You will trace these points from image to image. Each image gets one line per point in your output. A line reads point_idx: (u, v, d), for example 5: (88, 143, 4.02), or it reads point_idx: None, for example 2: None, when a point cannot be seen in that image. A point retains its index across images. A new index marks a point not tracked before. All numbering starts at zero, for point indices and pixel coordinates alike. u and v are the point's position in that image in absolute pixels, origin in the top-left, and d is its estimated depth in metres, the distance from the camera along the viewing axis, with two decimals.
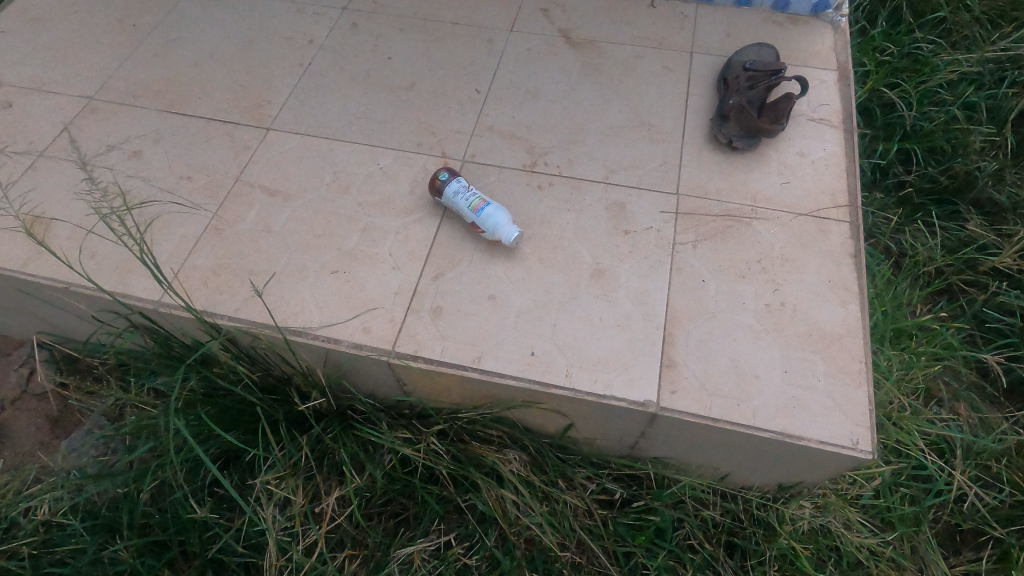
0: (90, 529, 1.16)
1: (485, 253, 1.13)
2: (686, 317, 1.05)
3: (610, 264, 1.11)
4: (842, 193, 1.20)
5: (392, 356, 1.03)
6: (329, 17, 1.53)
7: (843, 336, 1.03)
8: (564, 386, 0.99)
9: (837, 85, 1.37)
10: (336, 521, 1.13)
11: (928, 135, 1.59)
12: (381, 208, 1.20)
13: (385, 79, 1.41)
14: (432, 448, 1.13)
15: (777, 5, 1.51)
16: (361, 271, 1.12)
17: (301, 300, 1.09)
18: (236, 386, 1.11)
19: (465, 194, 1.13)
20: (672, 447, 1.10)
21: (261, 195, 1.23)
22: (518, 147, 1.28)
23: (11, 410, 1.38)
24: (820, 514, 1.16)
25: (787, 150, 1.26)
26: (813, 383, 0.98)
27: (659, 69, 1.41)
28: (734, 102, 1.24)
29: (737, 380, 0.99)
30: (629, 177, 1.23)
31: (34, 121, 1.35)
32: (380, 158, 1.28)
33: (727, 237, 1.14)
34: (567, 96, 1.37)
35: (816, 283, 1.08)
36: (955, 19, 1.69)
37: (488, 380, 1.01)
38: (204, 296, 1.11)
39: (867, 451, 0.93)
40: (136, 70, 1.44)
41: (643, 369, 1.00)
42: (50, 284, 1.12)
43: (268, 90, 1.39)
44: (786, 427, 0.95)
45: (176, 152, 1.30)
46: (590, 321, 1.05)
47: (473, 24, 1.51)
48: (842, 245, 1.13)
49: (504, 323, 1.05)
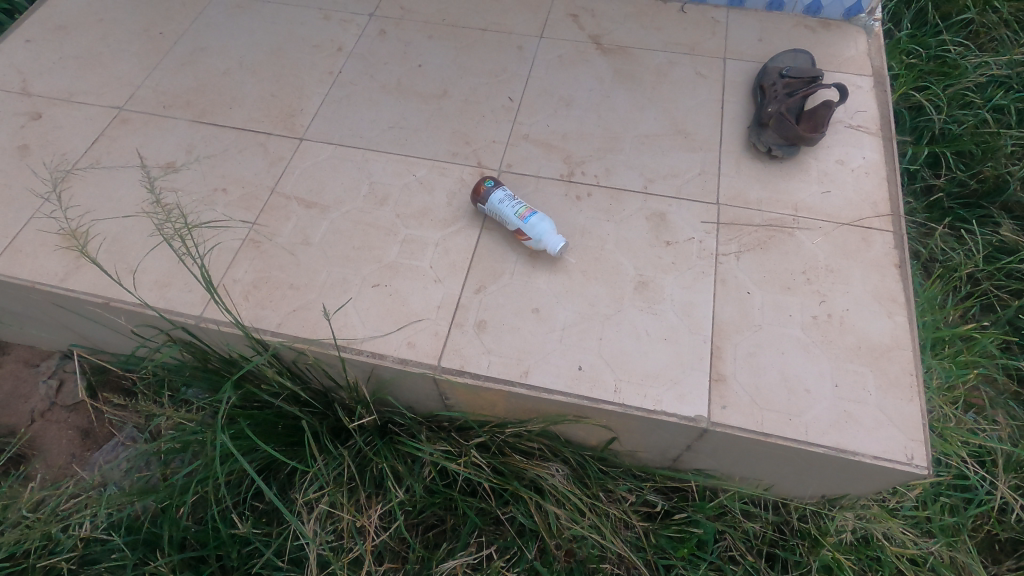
0: (130, 545, 1.16)
1: (527, 264, 1.12)
2: (733, 329, 1.04)
3: (654, 276, 1.11)
4: (884, 202, 1.19)
5: (438, 371, 1.02)
6: (356, 24, 1.52)
7: (893, 348, 1.02)
8: (613, 402, 0.98)
9: (873, 91, 1.36)
10: (378, 535, 1.12)
11: (957, 139, 1.59)
12: (420, 219, 1.19)
13: (416, 87, 1.40)
14: (473, 461, 1.12)
15: (809, 9, 1.50)
16: (402, 284, 1.11)
17: (344, 315, 1.08)
18: (279, 401, 1.09)
19: (510, 203, 1.12)
20: (717, 459, 1.09)
21: (297, 207, 1.22)
22: (554, 157, 1.27)
23: (42, 423, 1.39)
24: (863, 525, 1.15)
25: (826, 158, 1.25)
26: (864, 396, 0.98)
27: (692, 75, 1.40)
28: (773, 109, 1.23)
29: (788, 395, 0.98)
30: (668, 186, 1.22)
31: (65, 132, 1.34)
32: (416, 168, 1.27)
33: (770, 247, 1.13)
34: (602, 104, 1.36)
35: (862, 294, 1.08)
36: (982, 20, 1.70)
37: (536, 395, 1.00)
38: (247, 310, 1.10)
39: (922, 467, 0.91)
40: (164, 80, 1.43)
41: (692, 384, 0.99)
42: (90, 299, 1.11)
43: (299, 99, 1.38)
44: (839, 442, 0.94)
45: (210, 163, 1.29)
46: (635, 334, 1.05)
47: (502, 30, 1.50)
48: (886, 254, 1.12)
49: (550, 337, 1.04)
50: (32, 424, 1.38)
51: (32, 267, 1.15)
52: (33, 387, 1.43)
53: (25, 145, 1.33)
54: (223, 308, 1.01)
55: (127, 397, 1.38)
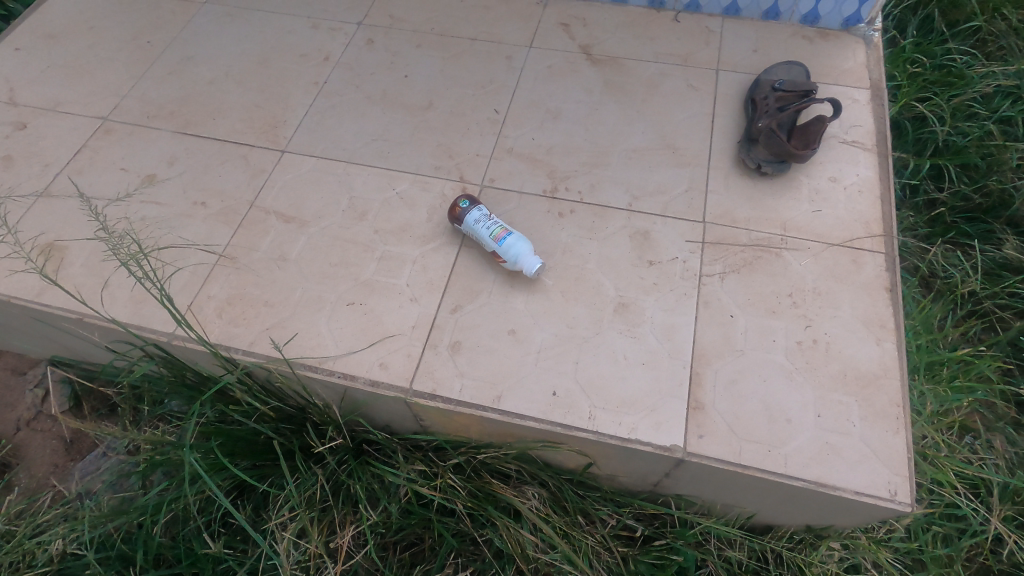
0: (104, 561, 1.15)
1: (506, 284, 1.10)
2: (714, 355, 1.01)
3: (635, 297, 1.08)
4: (877, 221, 1.15)
5: (410, 394, 1.00)
6: (344, 32, 1.50)
7: (880, 377, 0.99)
8: (587, 430, 0.96)
9: (870, 105, 1.31)
10: (351, 556, 1.10)
11: (961, 151, 1.54)
12: (399, 235, 1.17)
13: (402, 98, 1.38)
14: (448, 483, 1.10)
15: (807, 18, 1.46)
16: (379, 302, 1.09)
17: (317, 334, 1.07)
18: (250, 420, 1.08)
19: (487, 223, 1.09)
20: (697, 486, 1.06)
21: (276, 221, 1.20)
22: (539, 172, 1.24)
23: (27, 431, 1.39)
24: (849, 555, 1.12)
25: (818, 175, 1.22)
26: (848, 427, 0.94)
27: (683, 87, 1.36)
28: (764, 124, 1.20)
29: (768, 425, 0.95)
30: (654, 204, 1.19)
31: (49, 143, 1.34)
32: (398, 182, 1.24)
33: (757, 268, 1.10)
34: (589, 116, 1.33)
35: (850, 320, 1.04)
36: (990, 28, 1.65)
37: (508, 421, 0.97)
38: (220, 328, 1.09)
39: (905, 503, 0.88)
40: (150, 89, 1.42)
41: (669, 412, 0.96)
42: (64, 314, 1.11)
43: (283, 110, 1.37)
44: (820, 476, 0.91)
45: (191, 175, 1.28)
46: (614, 358, 1.02)
47: (492, 39, 1.47)
48: (877, 277, 1.08)
49: (526, 360, 1.02)
50: (17, 432, 1.38)
51: (7, 281, 1.15)
52: (20, 395, 1.43)
53: (9, 156, 1.32)
54: (185, 328, 1.01)
55: (101, 420, 1.38)
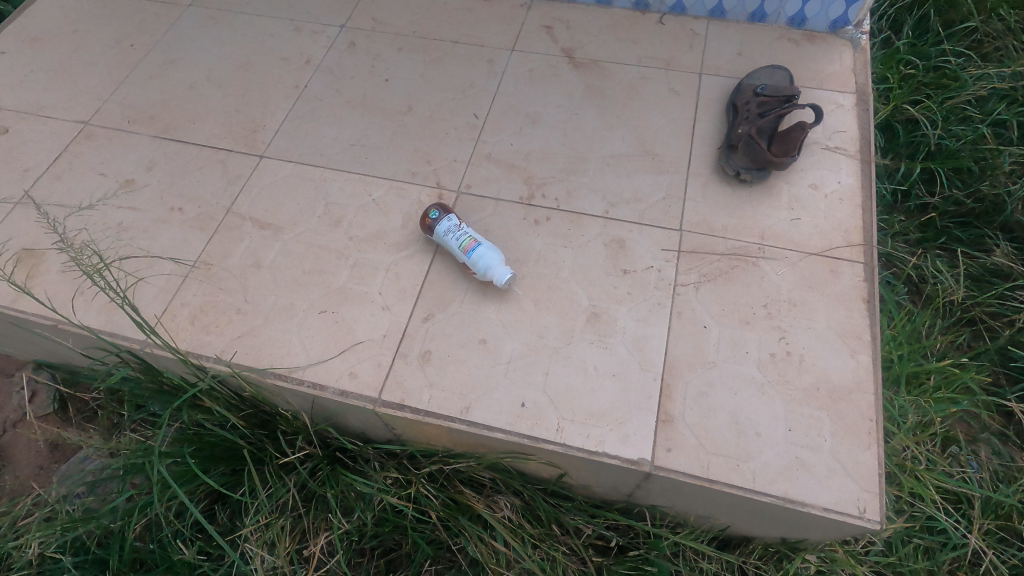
0: (80, 565, 1.15)
1: (478, 293, 1.09)
2: (685, 367, 1.00)
3: (607, 307, 1.06)
4: (857, 230, 1.13)
5: (378, 404, 1.00)
6: (326, 35, 1.50)
7: (853, 391, 0.97)
8: (554, 442, 0.95)
9: (855, 110, 1.29)
10: (325, 564, 1.09)
11: (954, 154, 1.50)
12: (374, 242, 1.17)
13: (381, 102, 1.37)
14: (421, 492, 1.09)
15: (793, 20, 1.43)
16: (350, 311, 1.09)
17: (287, 343, 1.07)
18: (220, 429, 1.08)
19: (455, 233, 1.09)
20: (669, 498, 1.04)
21: (251, 228, 1.20)
22: (515, 178, 1.23)
23: (14, 432, 1.39)
24: (825, 569, 1.10)
25: (799, 182, 1.20)
26: (818, 442, 0.93)
27: (665, 92, 1.34)
28: (743, 131, 1.18)
29: (737, 439, 0.94)
30: (631, 211, 1.17)
31: (30, 147, 1.34)
32: (374, 189, 1.24)
33: (732, 278, 1.08)
34: (568, 121, 1.31)
35: (825, 331, 1.02)
36: (986, 29, 1.61)
37: (476, 433, 0.97)
38: (191, 336, 1.09)
39: (874, 521, 0.87)
40: (131, 93, 1.42)
41: (637, 425, 0.95)
42: (39, 321, 1.11)
43: (262, 115, 1.36)
44: (787, 491, 0.89)
45: (169, 181, 1.28)
46: (583, 369, 1.01)
47: (474, 42, 1.46)
48: (854, 288, 1.07)
49: (494, 371, 1.01)
50: (5, 433, 1.39)
51: None
52: (9, 397, 1.43)
53: None
54: (148, 335, 1.01)
55: (85, 423, 1.37)
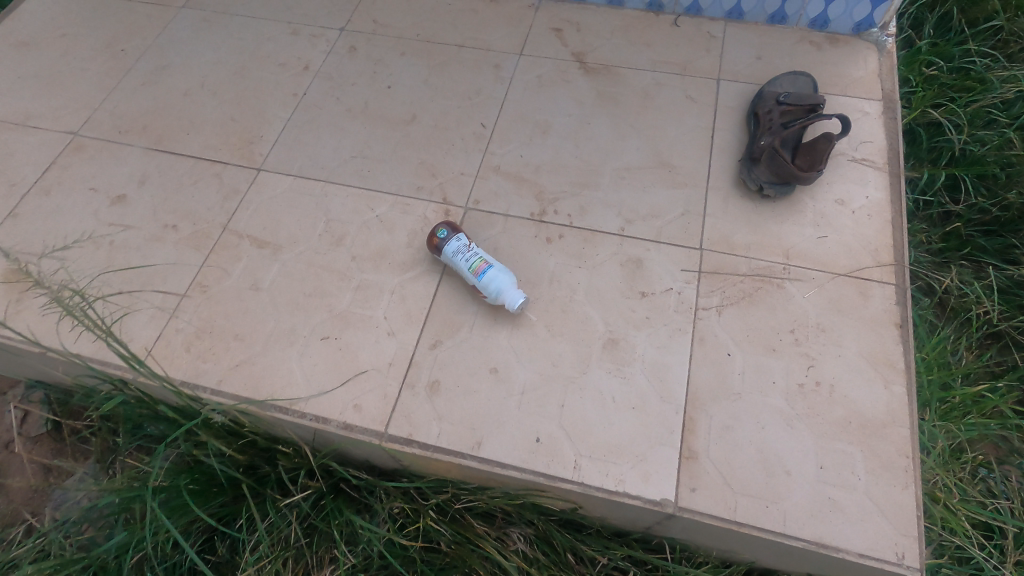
0: None
1: (488, 317, 1.04)
2: (708, 398, 0.95)
3: (625, 333, 1.01)
4: (886, 249, 1.07)
5: (384, 439, 0.94)
6: (325, 39, 1.43)
7: (885, 424, 0.92)
8: (571, 481, 0.90)
9: (881, 118, 1.23)
10: None
11: (979, 160, 1.43)
12: (377, 262, 1.11)
13: (383, 111, 1.31)
14: (430, 526, 1.04)
15: (814, 23, 1.36)
16: (353, 337, 1.04)
17: (288, 372, 1.01)
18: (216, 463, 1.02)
19: (465, 255, 1.03)
20: (691, 534, 0.99)
21: (249, 246, 1.14)
22: (525, 192, 1.17)
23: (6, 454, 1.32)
24: None
25: (825, 197, 1.14)
26: (851, 481, 0.88)
27: (681, 99, 1.28)
28: (766, 143, 1.12)
29: (764, 477, 0.88)
30: (648, 228, 1.12)
31: (17, 160, 1.28)
32: (377, 204, 1.18)
33: (756, 301, 1.03)
34: (580, 131, 1.25)
35: (854, 359, 0.97)
36: (1013, 28, 1.54)
37: (488, 470, 0.92)
38: (187, 364, 1.03)
39: (912, 568, 0.82)
40: (122, 102, 1.36)
41: (658, 462, 0.90)
42: (27, 348, 1.06)
43: (259, 124, 1.30)
44: (819, 535, 0.84)
45: (163, 196, 1.22)
46: (600, 401, 0.96)
47: (479, 46, 1.39)
48: (885, 311, 1.01)
49: (506, 403, 0.96)
50: None
51: None
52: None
53: None
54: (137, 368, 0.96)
55: (79, 445, 1.31)
